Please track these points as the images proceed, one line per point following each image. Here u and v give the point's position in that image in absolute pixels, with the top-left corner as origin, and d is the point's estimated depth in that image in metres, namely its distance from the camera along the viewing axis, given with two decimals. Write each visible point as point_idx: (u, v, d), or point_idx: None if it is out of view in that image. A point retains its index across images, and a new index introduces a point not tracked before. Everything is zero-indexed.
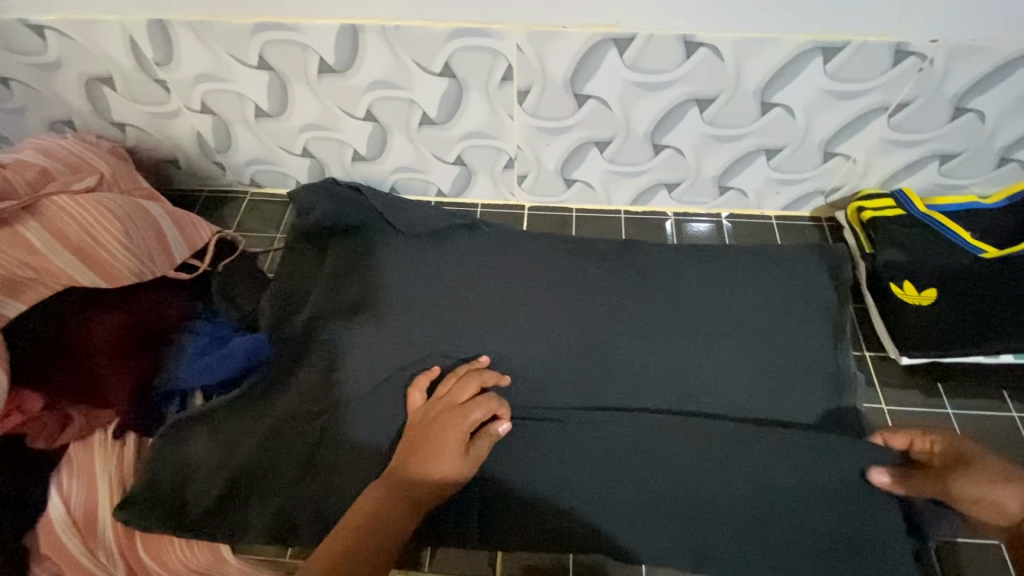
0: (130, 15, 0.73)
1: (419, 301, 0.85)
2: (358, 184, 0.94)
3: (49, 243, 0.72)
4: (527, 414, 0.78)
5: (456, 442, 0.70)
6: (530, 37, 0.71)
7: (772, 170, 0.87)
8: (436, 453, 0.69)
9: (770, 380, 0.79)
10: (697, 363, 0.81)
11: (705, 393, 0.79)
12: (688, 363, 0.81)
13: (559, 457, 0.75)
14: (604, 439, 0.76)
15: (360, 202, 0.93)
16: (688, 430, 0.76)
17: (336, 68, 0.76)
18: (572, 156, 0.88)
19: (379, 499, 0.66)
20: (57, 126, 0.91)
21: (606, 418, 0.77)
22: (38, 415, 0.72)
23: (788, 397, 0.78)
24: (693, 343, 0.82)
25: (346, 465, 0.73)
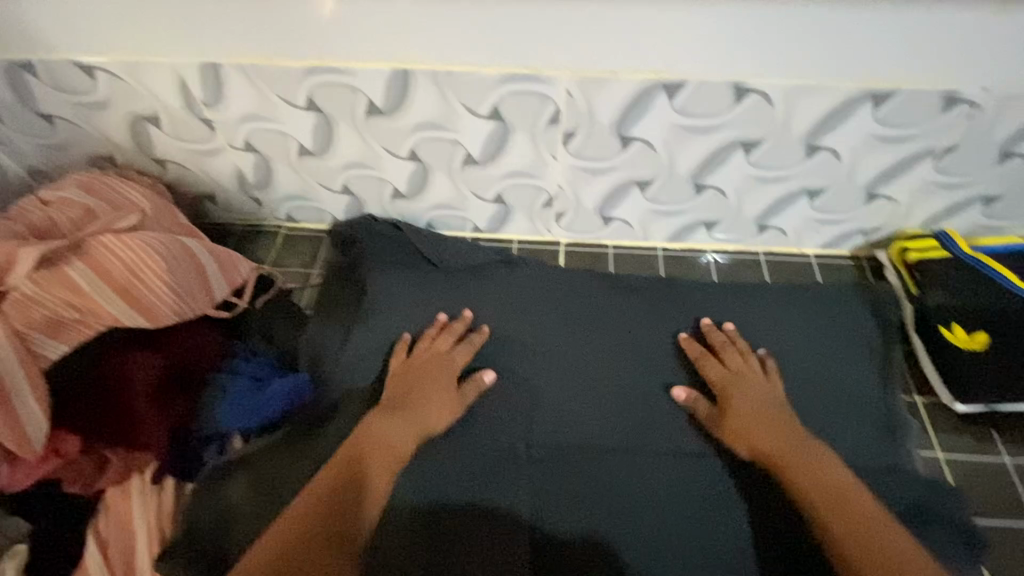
0: (183, 57, 0.73)
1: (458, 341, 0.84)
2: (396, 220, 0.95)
3: (94, 283, 0.72)
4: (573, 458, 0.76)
5: (437, 395, 0.77)
6: (581, 83, 0.71)
7: (814, 210, 0.87)
8: (420, 403, 0.75)
9: (823, 427, 0.77)
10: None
11: None
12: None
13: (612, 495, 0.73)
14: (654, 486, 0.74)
15: (399, 238, 0.93)
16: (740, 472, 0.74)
17: (385, 110, 0.77)
18: (612, 195, 0.88)
19: (370, 449, 0.69)
20: (97, 161, 0.91)
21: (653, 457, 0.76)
22: (75, 459, 0.70)
23: (842, 443, 0.76)
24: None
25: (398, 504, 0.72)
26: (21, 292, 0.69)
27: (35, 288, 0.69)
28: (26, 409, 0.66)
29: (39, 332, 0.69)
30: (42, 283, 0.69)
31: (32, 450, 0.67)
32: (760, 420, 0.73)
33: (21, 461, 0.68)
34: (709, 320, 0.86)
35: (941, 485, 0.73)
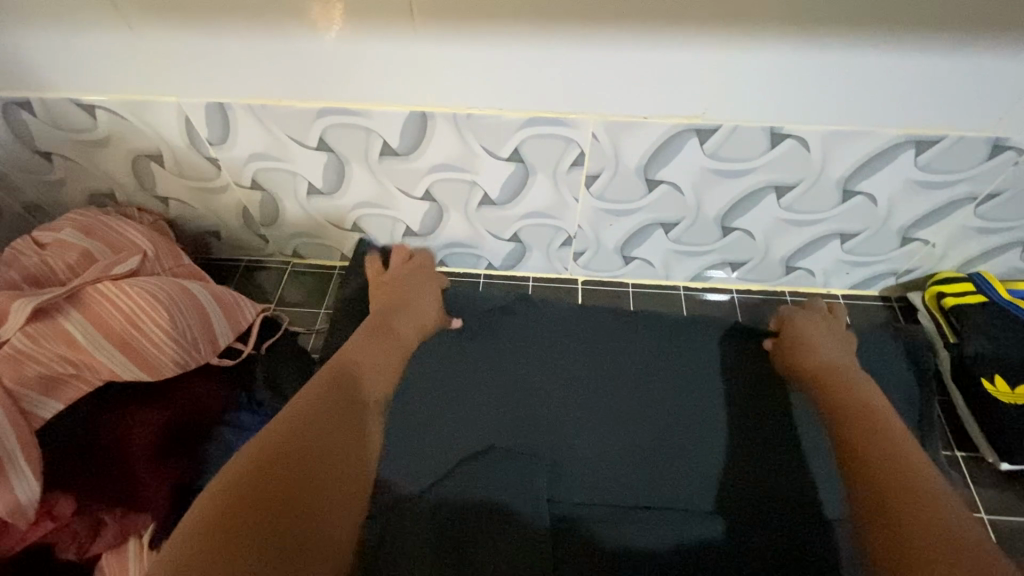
0: (188, 98, 0.70)
1: (473, 388, 0.82)
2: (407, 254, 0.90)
3: (93, 336, 0.68)
4: (601, 507, 0.72)
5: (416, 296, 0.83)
6: (608, 127, 0.68)
7: (845, 252, 0.84)
8: (412, 300, 0.83)
9: None
10: (772, 447, 0.76)
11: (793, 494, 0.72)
12: (760, 450, 0.76)
13: (642, 534, 0.68)
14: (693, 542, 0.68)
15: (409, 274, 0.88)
16: (781, 526, 0.69)
17: (400, 151, 0.73)
18: (635, 236, 0.84)
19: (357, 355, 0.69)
20: (98, 198, 0.87)
21: (683, 504, 0.72)
22: (69, 523, 0.66)
23: None
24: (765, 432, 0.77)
25: (422, 525, 0.67)
26: (15, 346, 0.64)
27: (29, 342, 0.65)
28: (17, 477, 0.60)
29: (32, 390, 0.65)
30: (37, 337, 0.65)
31: (25, 517, 0.61)
32: (830, 345, 0.78)
33: (11, 528, 0.63)
34: (734, 370, 0.82)
35: None
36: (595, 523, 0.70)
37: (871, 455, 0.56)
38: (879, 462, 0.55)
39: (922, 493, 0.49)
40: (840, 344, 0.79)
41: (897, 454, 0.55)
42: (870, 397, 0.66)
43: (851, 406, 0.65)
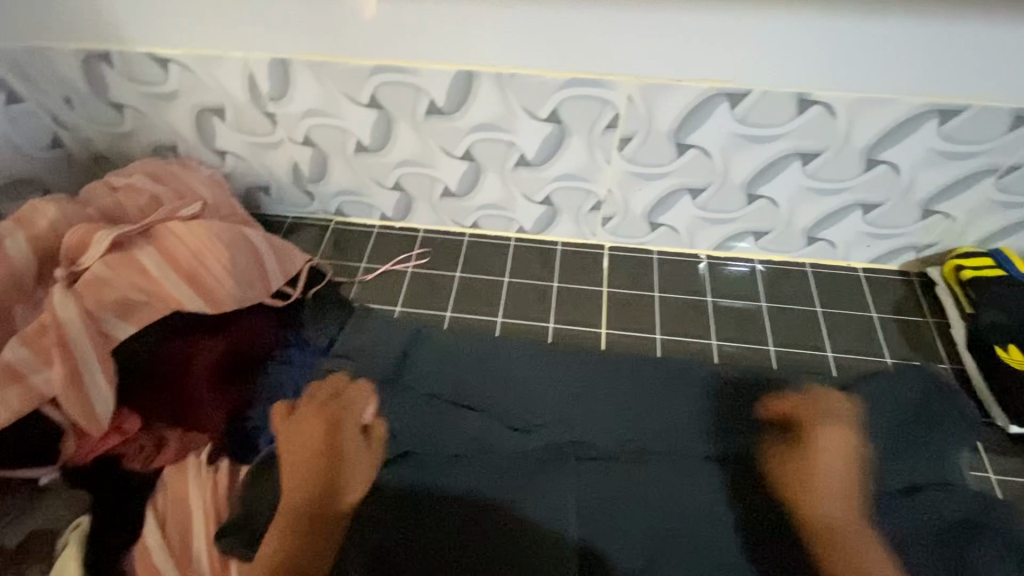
0: (254, 53, 0.76)
1: (483, 382, 0.81)
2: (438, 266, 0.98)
3: (163, 268, 0.74)
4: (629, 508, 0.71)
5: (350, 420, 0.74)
6: (642, 88, 0.72)
7: (867, 224, 0.87)
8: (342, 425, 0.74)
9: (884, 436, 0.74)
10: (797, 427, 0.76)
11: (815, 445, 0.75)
12: (783, 421, 0.77)
13: (673, 514, 0.70)
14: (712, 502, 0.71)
15: (438, 291, 0.96)
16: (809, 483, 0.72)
17: (445, 109, 0.78)
18: (662, 202, 0.88)
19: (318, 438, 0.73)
20: (160, 151, 0.94)
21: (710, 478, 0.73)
22: (136, 437, 0.74)
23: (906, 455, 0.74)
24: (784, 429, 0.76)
25: (454, 500, 0.70)
26: (94, 272, 0.71)
27: (107, 270, 0.72)
28: (95, 390, 0.69)
29: (108, 313, 0.71)
30: (113, 266, 0.72)
31: (100, 425, 0.69)
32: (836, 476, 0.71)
33: (86, 436, 0.72)
34: (749, 348, 0.88)
35: (994, 500, 0.71)
36: (613, 521, 0.69)
37: (831, 520, 0.68)
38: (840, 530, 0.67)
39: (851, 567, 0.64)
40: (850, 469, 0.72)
41: (832, 507, 0.69)
42: (837, 492, 0.70)
43: (829, 488, 0.70)
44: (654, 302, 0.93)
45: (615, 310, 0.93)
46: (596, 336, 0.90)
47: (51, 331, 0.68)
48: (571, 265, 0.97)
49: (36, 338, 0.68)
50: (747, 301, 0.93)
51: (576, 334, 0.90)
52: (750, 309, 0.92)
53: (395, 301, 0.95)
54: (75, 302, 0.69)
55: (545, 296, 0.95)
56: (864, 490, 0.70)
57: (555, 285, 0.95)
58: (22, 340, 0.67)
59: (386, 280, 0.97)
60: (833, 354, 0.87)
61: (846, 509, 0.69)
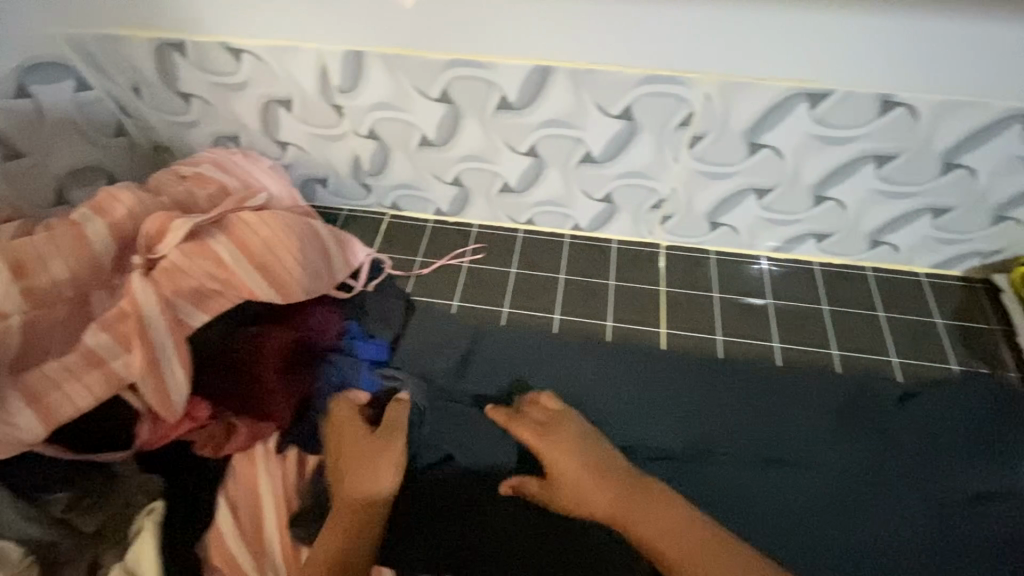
0: (330, 45, 0.76)
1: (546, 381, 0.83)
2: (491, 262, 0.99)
3: (236, 256, 0.75)
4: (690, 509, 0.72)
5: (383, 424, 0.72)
6: (721, 87, 0.71)
7: (934, 229, 0.86)
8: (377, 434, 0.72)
9: (951, 441, 0.75)
10: (863, 433, 0.77)
11: (881, 452, 0.75)
12: (845, 427, 0.78)
13: (735, 514, 0.72)
14: (779, 502, 0.72)
15: (495, 287, 0.96)
16: (875, 486, 0.73)
17: (515, 104, 0.78)
18: (726, 202, 0.87)
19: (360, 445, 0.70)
20: (222, 141, 0.94)
21: (775, 480, 0.74)
22: (205, 424, 0.74)
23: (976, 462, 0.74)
24: (850, 436, 0.77)
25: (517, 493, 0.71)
26: (171, 261, 0.72)
27: (183, 258, 0.72)
28: (172, 377, 0.69)
29: (183, 301, 0.72)
30: (189, 254, 0.72)
31: (175, 412, 0.70)
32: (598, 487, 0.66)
33: (157, 423, 0.71)
34: (811, 352, 0.88)
35: None
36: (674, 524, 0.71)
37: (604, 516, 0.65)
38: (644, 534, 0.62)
39: (652, 529, 0.62)
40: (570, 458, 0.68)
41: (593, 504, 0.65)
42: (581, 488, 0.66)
43: (570, 475, 0.67)
44: (715, 302, 0.93)
45: (673, 309, 0.93)
46: (654, 335, 0.90)
47: (131, 318, 0.69)
48: (627, 263, 0.97)
49: (115, 325, 0.68)
50: (807, 303, 0.92)
51: (635, 333, 0.91)
52: (811, 311, 0.91)
53: (452, 296, 0.95)
54: (154, 290, 0.70)
55: (602, 295, 0.95)
56: (600, 476, 0.67)
57: (612, 284, 0.96)
58: (101, 326, 0.68)
59: (443, 275, 0.98)
60: (899, 361, 0.86)
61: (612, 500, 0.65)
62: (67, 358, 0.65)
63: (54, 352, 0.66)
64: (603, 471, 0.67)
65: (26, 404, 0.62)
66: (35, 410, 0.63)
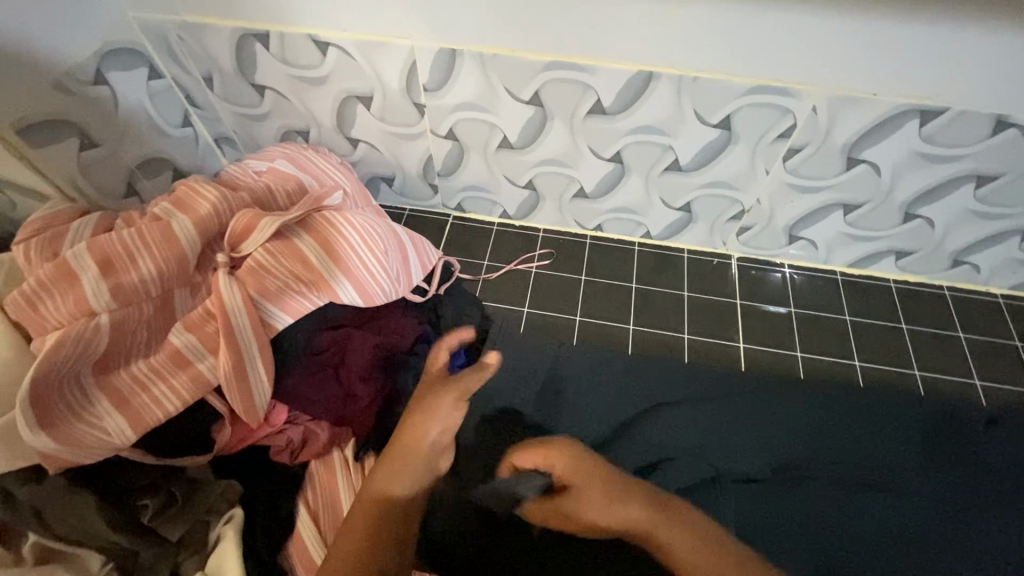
0: (423, 42, 0.73)
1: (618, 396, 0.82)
2: (560, 267, 0.97)
3: (321, 258, 0.72)
4: (785, 531, 0.69)
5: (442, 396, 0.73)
6: (830, 102, 0.69)
7: (1021, 250, 0.85)
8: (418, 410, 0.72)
9: None
10: (962, 458, 0.74)
11: (982, 477, 0.73)
12: (942, 450, 0.75)
13: (831, 542, 0.68)
14: (886, 526, 0.69)
15: (567, 294, 0.95)
16: (980, 514, 0.70)
17: (609, 110, 0.76)
18: (810, 216, 0.86)
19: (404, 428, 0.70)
20: (291, 135, 0.91)
21: (873, 505, 0.71)
22: (283, 430, 0.71)
23: None
24: (943, 458, 0.75)
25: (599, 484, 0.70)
26: (257, 259, 0.69)
27: (269, 257, 0.70)
28: (256, 381, 0.66)
29: (268, 302, 0.69)
30: (274, 253, 0.70)
31: (256, 418, 0.66)
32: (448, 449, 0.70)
33: (238, 425, 0.69)
34: (889, 372, 0.87)
35: None
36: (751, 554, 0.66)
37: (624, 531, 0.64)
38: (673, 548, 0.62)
39: (683, 544, 0.63)
40: (587, 476, 0.68)
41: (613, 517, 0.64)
42: (603, 504, 0.65)
43: (588, 495, 0.66)
44: (793, 319, 0.92)
45: (751, 323, 0.92)
46: (733, 349, 0.89)
47: (216, 319, 0.66)
48: (700, 274, 0.96)
49: (200, 325, 0.66)
50: (884, 321, 0.92)
51: (711, 346, 0.90)
52: (890, 327, 0.91)
53: (522, 302, 0.94)
54: (240, 289, 0.68)
55: (677, 306, 0.93)
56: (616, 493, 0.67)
57: (686, 294, 0.94)
58: (186, 326, 0.66)
59: (512, 280, 0.96)
60: (980, 382, 0.87)
61: (635, 512, 0.65)
62: (154, 359, 0.64)
63: (138, 351, 0.64)
64: (626, 494, 0.67)
65: (114, 408, 0.60)
66: (123, 413, 0.60)
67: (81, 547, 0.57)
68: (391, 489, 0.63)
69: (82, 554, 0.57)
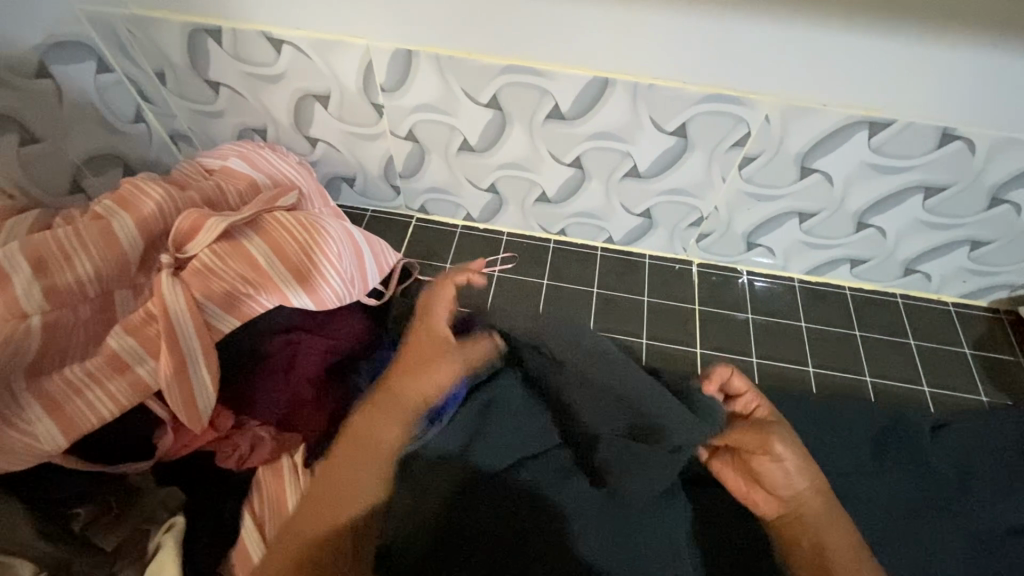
0: (379, 42, 0.72)
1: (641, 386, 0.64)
2: (524, 271, 0.97)
3: (271, 260, 0.70)
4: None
5: (437, 375, 0.64)
6: (784, 111, 0.70)
7: (970, 260, 0.87)
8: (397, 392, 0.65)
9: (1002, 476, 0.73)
10: (913, 462, 0.75)
11: (931, 483, 0.73)
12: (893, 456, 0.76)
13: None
14: None
15: (528, 298, 0.94)
16: (929, 522, 0.70)
17: (567, 115, 0.76)
18: (768, 223, 0.87)
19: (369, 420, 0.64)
20: (247, 134, 0.90)
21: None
22: (229, 434, 0.69)
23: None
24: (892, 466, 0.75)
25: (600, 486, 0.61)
26: (203, 261, 0.68)
27: (215, 259, 0.68)
28: (201, 386, 0.65)
29: (213, 305, 0.68)
30: (221, 255, 0.69)
31: (200, 422, 0.65)
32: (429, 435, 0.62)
33: (182, 431, 0.67)
34: (843, 379, 0.89)
35: None
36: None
37: (801, 507, 0.62)
38: (831, 544, 0.60)
39: (841, 549, 0.60)
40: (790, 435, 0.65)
41: (794, 484, 0.63)
42: (793, 472, 0.63)
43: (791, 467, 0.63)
44: (751, 325, 0.93)
45: (711, 328, 0.93)
46: (691, 355, 0.90)
47: (158, 321, 0.64)
48: (662, 279, 0.97)
49: (141, 328, 0.64)
50: (839, 328, 0.93)
51: (671, 352, 0.90)
52: (845, 334, 0.93)
53: (483, 305, 0.93)
54: (184, 292, 0.66)
55: (637, 311, 0.94)
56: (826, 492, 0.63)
57: (646, 300, 0.94)
58: (126, 329, 0.64)
59: None
60: (929, 389, 0.88)
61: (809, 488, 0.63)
62: (90, 362, 0.61)
63: (74, 356, 0.62)
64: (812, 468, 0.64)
65: (46, 413, 0.58)
66: (54, 419, 0.58)
67: (10, 558, 0.54)
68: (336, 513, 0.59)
69: (11, 563, 0.54)
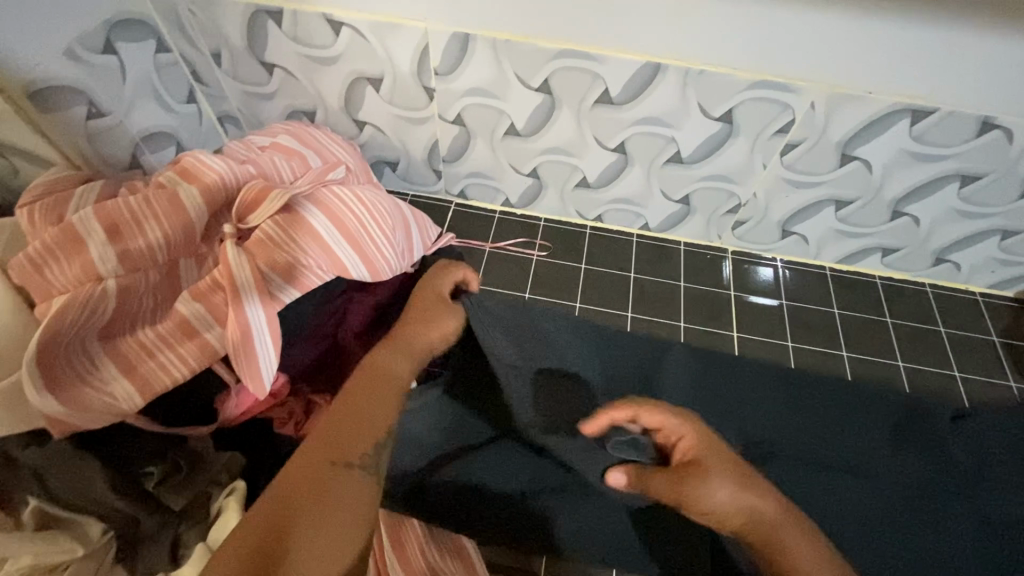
0: (438, 26, 0.75)
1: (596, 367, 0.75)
2: (561, 255, 0.99)
3: (331, 232, 0.72)
4: (794, 507, 0.68)
5: (442, 326, 0.67)
6: (830, 97, 0.72)
7: (1000, 250, 0.89)
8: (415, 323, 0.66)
9: None
10: None
11: None
12: None
13: (831, 519, 0.67)
14: None
15: (566, 282, 0.96)
16: None
17: (616, 100, 0.78)
18: (806, 210, 0.89)
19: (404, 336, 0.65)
20: (296, 116, 0.92)
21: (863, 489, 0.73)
22: (284, 402, 0.72)
23: None
24: None
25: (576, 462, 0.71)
26: (266, 232, 0.69)
27: (278, 231, 0.70)
28: (264, 353, 0.65)
29: (276, 276, 0.69)
30: (283, 226, 0.70)
31: (263, 387, 0.66)
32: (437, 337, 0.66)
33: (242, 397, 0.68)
34: (874, 364, 0.91)
35: None
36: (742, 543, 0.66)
37: (752, 521, 0.51)
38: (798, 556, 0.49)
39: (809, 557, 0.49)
40: (721, 458, 0.55)
41: (725, 505, 0.52)
42: (724, 486, 0.53)
43: (709, 468, 0.54)
44: (784, 311, 0.95)
45: (744, 314, 0.95)
46: (727, 339, 0.92)
47: (223, 289, 0.66)
48: (696, 265, 0.99)
49: (207, 295, 0.66)
50: (871, 315, 0.95)
51: (707, 336, 0.93)
52: (876, 322, 0.95)
53: (523, 288, 0.95)
54: (249, 261, 0.67)
55: (673, 296, 0.96)
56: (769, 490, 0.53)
57: (682, 285, 0.97)
58: (193, 296, 0.65)
59: (512, 266, 0.97)
60: (960, 376, 0.91)
61: (772, 506, 0.52)
62: (161, 327, 0.64)
63: (143, 320, 0.64)
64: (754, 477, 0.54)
65: (121, 374, 0.60)
66: (130, 379, 0.60)
67: (80, 516, 0.57)
68: (354, 437, 0.51)
69: (83, 522, 0.57)
